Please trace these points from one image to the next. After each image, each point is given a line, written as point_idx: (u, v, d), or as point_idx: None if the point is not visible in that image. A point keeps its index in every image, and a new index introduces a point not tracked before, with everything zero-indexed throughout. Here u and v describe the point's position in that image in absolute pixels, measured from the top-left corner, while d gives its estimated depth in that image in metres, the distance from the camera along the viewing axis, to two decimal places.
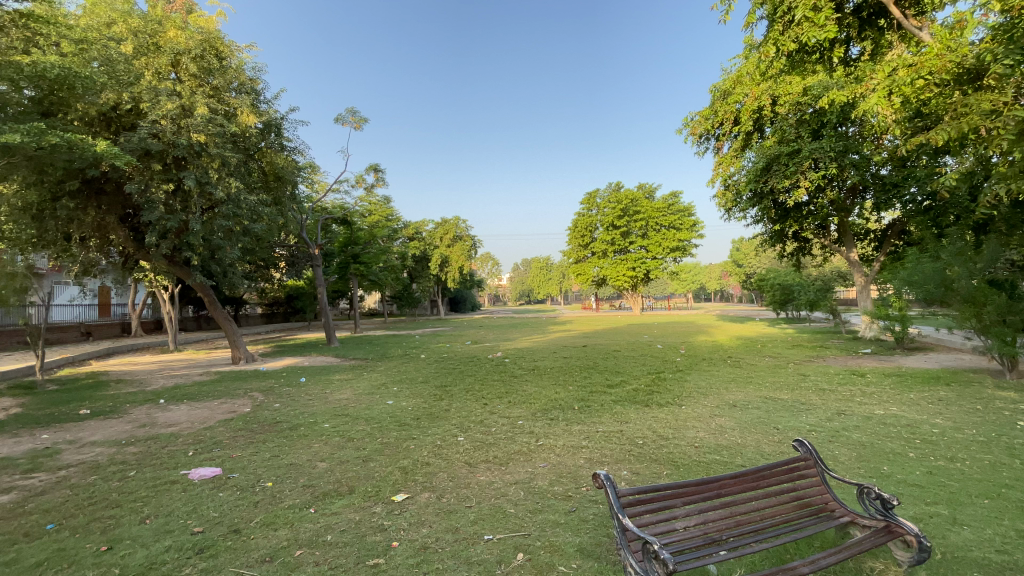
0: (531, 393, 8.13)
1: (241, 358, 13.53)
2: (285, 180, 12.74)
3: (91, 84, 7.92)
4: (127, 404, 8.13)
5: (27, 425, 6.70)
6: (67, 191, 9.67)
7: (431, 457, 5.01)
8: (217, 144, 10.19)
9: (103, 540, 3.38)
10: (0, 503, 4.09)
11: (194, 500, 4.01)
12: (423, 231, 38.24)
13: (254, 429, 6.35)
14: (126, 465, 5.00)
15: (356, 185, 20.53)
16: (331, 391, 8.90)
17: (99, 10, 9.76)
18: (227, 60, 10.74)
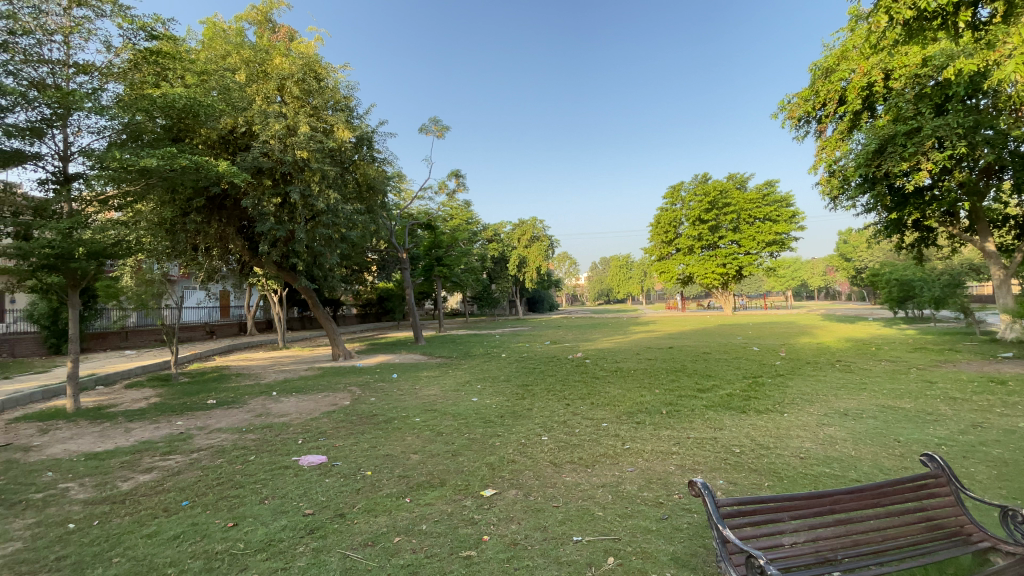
0: (616, 395, 7.95)
1: (341, 355, 14.66)
2: (377, 189, 13.57)
3: (211, 111, 9.00)
4: (246, 395, 9.14)
5: (166, 413, 7.75)
6: (196, 207, 11.07)
7: (517, 454, 5.08)
8: (318, 159, 11.12)
9: (229, 517, 3.80)
10: (148, 480, 4.77)
11: (304, 484, 4.41)
12: (503, 232, 38.96)
13: (353, 420, 6.84)
14: (246, 450, 5.60)
15: (439, 190, 21.37)
16: (420, 387, 9.35)
17: (217, 45, 10.94)
18: (326, 81, 11.63)
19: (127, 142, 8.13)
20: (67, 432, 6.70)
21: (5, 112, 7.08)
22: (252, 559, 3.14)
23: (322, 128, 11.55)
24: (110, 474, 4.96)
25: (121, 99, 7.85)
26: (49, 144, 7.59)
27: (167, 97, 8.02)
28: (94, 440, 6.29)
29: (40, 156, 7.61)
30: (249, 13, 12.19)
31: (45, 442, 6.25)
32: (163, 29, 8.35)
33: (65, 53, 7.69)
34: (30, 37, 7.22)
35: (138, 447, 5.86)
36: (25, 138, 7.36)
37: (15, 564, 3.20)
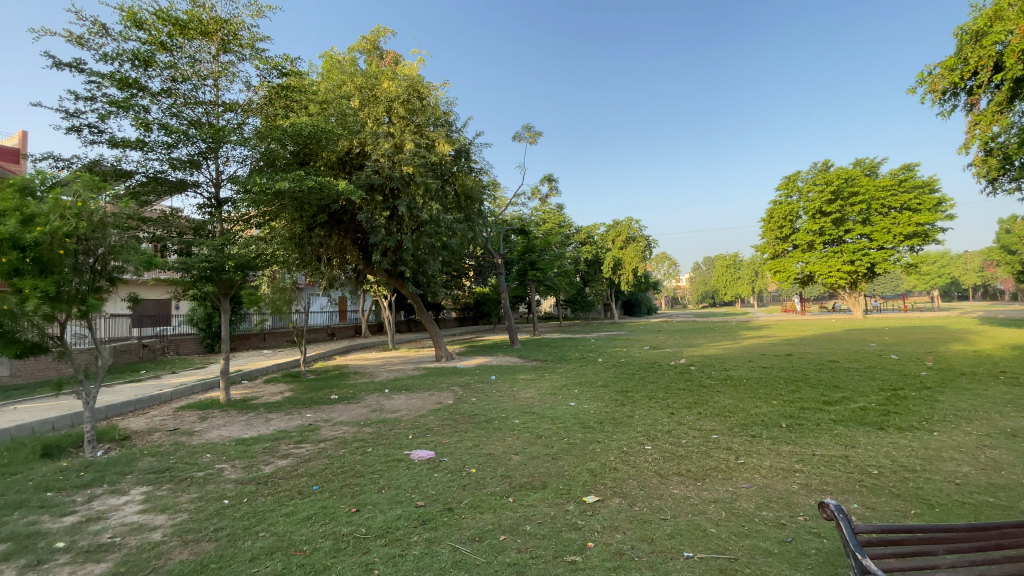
0: (726, 405, 7.45)
1: (443, 356, 15.41)
2: (474, 199, 14.11)
3: (330, 136, 10.02)
4: (362, 392, 9.99)
5: (298, 406, 8.74)
6: (319, 223, 12.37)
7: (619, 462, 4.97)
8: (422, 174, 11.87)
9: (352, 503, 4.17)
10: (285, 464, 5.41)
11: (416, 477, 4.71)
12: (597, 234, 38.52)
13: (457, 419, 7.18)
14: (364, 442, 6.12)
15: (533, 196, 21.66)
16: (519, 389, 9.53)
17: (333, 75, 12.10)
18: (427, 99, 12.35)
19: (263, 167, 9.34)
20: (222, 420, 7.84)
21: (172, 148, 8.48)
22: (373, 544, 3.41)
23: (425, 144, 12.28)
24: (255, 458, 5.70)
25: (258, 131, 9.03)
26: (204, 173, 8.95)
27: (294, 125, 9.08)
28: (242, 427, 7.29)
29: (198, 184, 9.00)
30: (360, 44, 13.36)
31: (205, 428, 7.36)
32: (290, 66, 9.48)
33: (215, 94, 9.03)
34: (188, 83, 8.63)
35: (276, 435, 6.67)
36: (187, 169, 8.75)
37: (185, 532, 3.79)
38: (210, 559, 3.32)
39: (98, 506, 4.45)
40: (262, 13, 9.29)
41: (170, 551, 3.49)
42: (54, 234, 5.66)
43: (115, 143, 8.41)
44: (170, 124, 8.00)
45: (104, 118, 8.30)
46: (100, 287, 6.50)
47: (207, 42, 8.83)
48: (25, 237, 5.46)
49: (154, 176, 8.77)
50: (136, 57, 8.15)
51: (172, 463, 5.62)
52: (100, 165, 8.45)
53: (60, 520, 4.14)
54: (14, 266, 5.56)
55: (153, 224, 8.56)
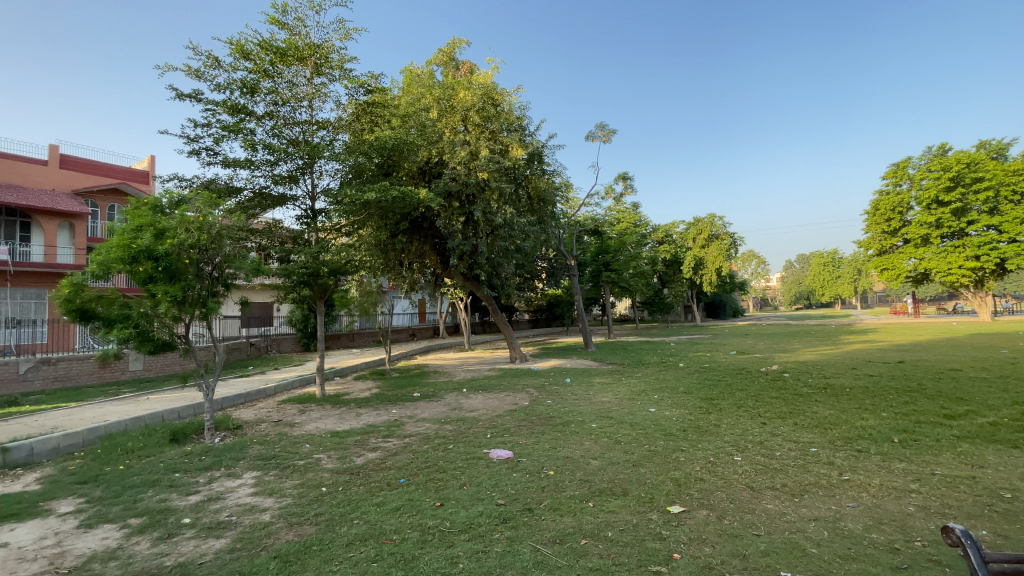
0: (826, 416, 6.84)
1: (518, 358, 15.57)
2: (547, 201, 14.15)
3: (411, 147, 10.55)
4: (442, 390, 10.37)
5: (383, 402, 9.26)
6: (402, 230, 13.03)
7: (706, 473, 4.74)
8: (496, 178, 12.09)
9: (437, 497, 4.35)
10: (375, 457, 5.77)
11: (496, 476, 4.81)
12: (675, 233, 37.11)
13: (534, 420, 7.24)
14: (445, 439, 6.36)
15: (607, 195, 21.29)
16: (595, 393, 9.42)
17: (412, 89, 12.66)
18: (501, 105, 12.55)
19: (352, 178, 10.05)
20: (318, 413, 8.52)
21: (274, 165, 9.34)
22: (457, 538, 3.53)
23: (499, 149, 12.54)
24: (347, 450, 6.13)
25: (347, 146, 9.73)
26: (301, 186, 9.80)
27: (379, 139, 9.67)
28: (336, 421, 7.87)
29: (296, 198, 9.86)
30: (436, 57, 13.92)
31: (304, 420, 8.03)
32: (375, 83, 10.14)
33: (310, 114, 9.84)
34: (287, 106, 9.50)
35: (365, 429, 7.13)
36: (286, 184, 9.60)
37: (290, 515, 4.16)
38: (311, 541, 3.62)
39: (217, 487, 5.01)
40: (349, 36, 10.01)
41: (276, 532, 3.85)
42: (180, 245, 6.46)
43: (227, 162, 9.44)
44: (272, 144, 8.84)
45: (218, 141, 9.35)
46: (217, 291, 7.31)
47: (303, 66, 9.65)
48: (158, 249, 6.27)
49: (259, 191, 9.72)
50: (244, 85, 9.08)
51: (277, 452, 6.20)
52: (216, 183, 9.53)
53: (187, 498, 4.72)
54: (149, 274, 6.40)
55: (259, 235, 9.51)
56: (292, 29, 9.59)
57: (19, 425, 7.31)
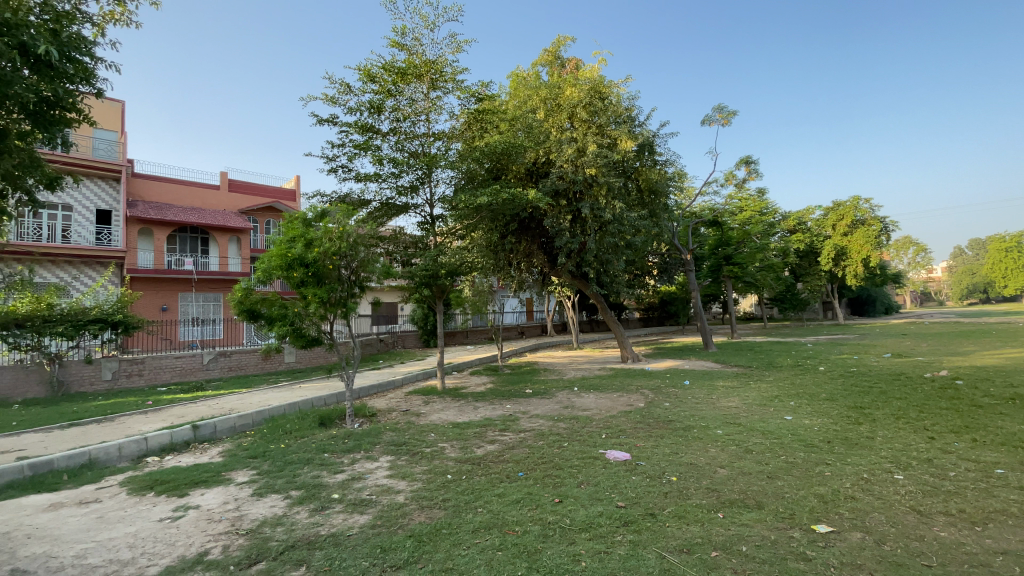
0: (1017, 432, 5.65)
1: (630, 357, 15.15)
2: (659, 193, 13.63)
3: (519, 149, 10.80)
4: (555, 388, 10.45)
5: (499, 397, 9.62)
6: (511, 231, 13.39)
7: (857, 491, 4.18)
8: (605, 174, 11.83)
9: (555, 493, 4.40)
10: (494, 449, 6.01)
11: (614, 477, 4.73)
12: (808, 220, 33.33)
13: (651, 423, 6.98)
14: (560, 436, 6.41)
15: (727, 182, 19.80)
16: (718, 397, 8.81)
17: (520, 92, 12.89)
18: (609, 98, 12.34)
19: (465, 184, 10.58)
20: (440, 405, 9.12)
21: (398, 176, 10.14)
22: (578, 536, 3.54)
23: (607, 143, 12.28)
24: (467, 441, 6.47)
25: (460, 153, 10.25)
26: (421, 195, 10.55)
27: (490, 144, 10.03)
28: (456, 413, 8.35)
29: (417, 206, 10.63)
30: (542, 57, 14.04)
31: (428, 411, 8.63)
32: (485, 91, 10.58)
33: (428, 127, 10.53)
34: (408, 121, 10.28)
35: (483, 422, 7.47)
36: (408, 194, 10.40)
37: (421, 498, 4.51)
38: (441, 525, 3.88)
39: (358, 468, 5.60)
40: (461, 48, 10.52)
41: (410, 513, 4.19)
42: (325, 253, 7.34)
43: (359, 177, 10.46)
44: (396, 158, 9.62)
45: (352, 158, 10.40)
46: (354, 292, 8.16)
47: (420, 82, 10.35)
48: (308, 257, 7.19)
49: (385, 202, 10.64)
50: (371, 105, 9.99)
51: (406, 439, 6.74)
52: (350, 197, 10.62)
53: (334, 476, 5.34)
54: (302, 279, 7.36)
55: (387, 242, 10.43)
56: (410, 49, 10.34)
57: (208, 407, 8.83)
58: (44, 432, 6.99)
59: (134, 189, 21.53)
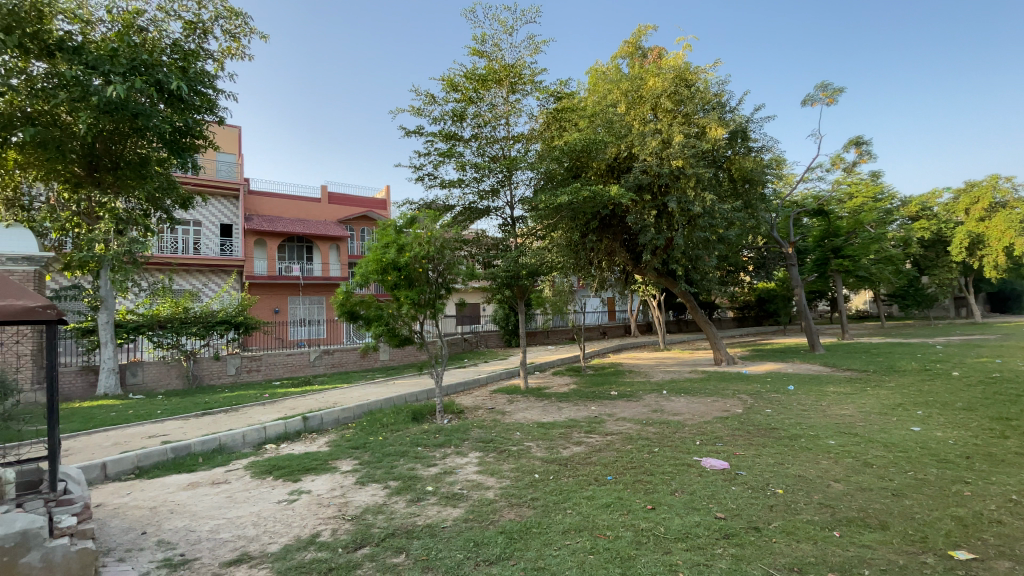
0: None
1: (723, 360, 14.27)
2: (754, 182, 12.75)
3: (600, 145, 10.59)
4: (642, 391, 10.11)
5: (584, 398, 9.51)
6: (592, 229, 13.11)
7: (1007, 515, 3.58)
8: (692, 165, 11.20)
9: (647, 499, 4.26)
10: (581, 451, 5.95)
11: (710, 487, 4.47)
12: (934, 205, 29.33)
13: (751, 431, 6.50)
14: (650, 441, 6.18)
15: (833, 167, 18.00)
16: (829, 404, 8.00)
17: (600, 87, 12.67)
18: (695, 85, 11.77)
19: (545, 184, 10.59)
20: (525, 404, 9.20)
21: (480, 181, 10.39)
22: (674, 546, 3.39)
23: (694, 132, 11.64)
24: (554, 441, 6.46)
25: (539, 154, 10.30)
26: (502, 198, 10.74)
27: (569, 143, 9.95)
28: (540, 413, 8.37)
29: (498, 208, 10.83)
30: (621, 50, 13.70)
31: (513, 410, 8.76)
32: (564, 90, 10.57)
33: (508, 130, 10.68)
34: (488, 126, 10.48)
35: (569, 423, 7.42)
36: (490, 197, 10.63)
37: (510, 495, 4.58)
38: (531, 523, 3.90)
39: (449, 462, 5.82)
40: (539, 49, 10.56)
41: (500, 509, 4.27)
42: (415, 257, 7.74)
43: (443, 184, 10.88)
44: (478, 163, 9.89)
45: (436, 166, 10.83)
46: (441, 294, 8.49)
47: (500, 87, 10.55)
48: (400, 261, 7.62)
49: (468, 206, 10.96)
50: (454, 114, 10.33)
51: (493, 436, 6.88)
52: (436, 203, 11.09)
53: (428, 469, 5.59)
54: (395, 282, 7.80)
55: (471, 244, 10.68)
56: (490, 56, 10.57)
57: (314, 400, 9.65)
58: (183, 420, 8.06)
59: (251, 205, 24.12)
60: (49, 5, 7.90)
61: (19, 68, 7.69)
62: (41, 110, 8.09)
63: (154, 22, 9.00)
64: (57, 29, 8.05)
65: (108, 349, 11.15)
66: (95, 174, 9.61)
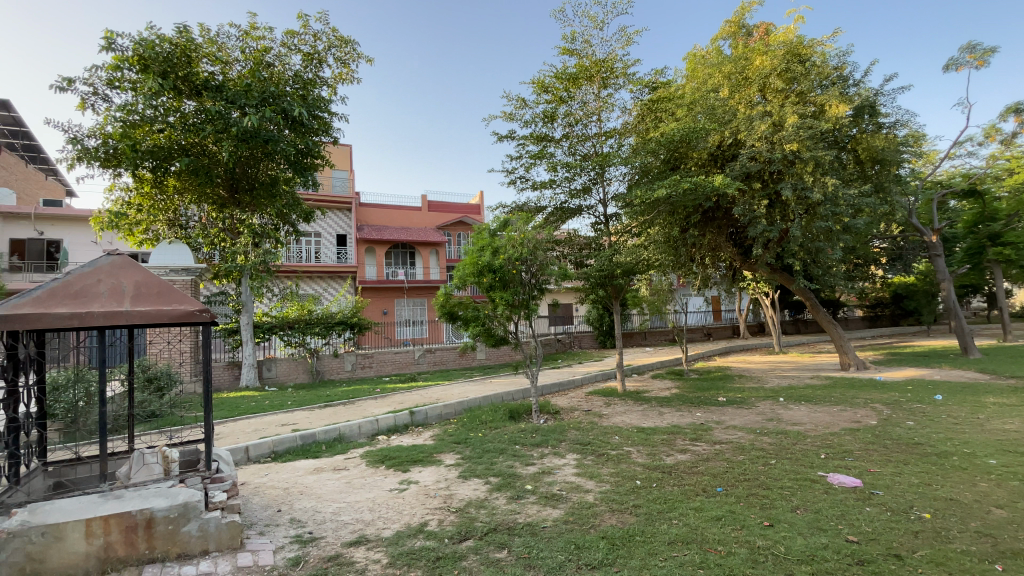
0: None
1: (851, 365, 12.72)
2: (887, 161, 11.27)
3: (700, 133, 9.96)
4: (754, 397, 9.33)
5: (688, 403, 8.99)
6: (693, 224, 12.35)
7: None
8: (810, 148, 10.10)
9: (764, 515, 3.90)
10: (686, 459, 5.63)
11: (840, 506, 3.98)
12: None
13: (888, 445, 5.68)
14: (766, 452, 5.65)
15: (987, 138, 15.27)
16: (991, 418, 6.76)
17: (698, 73, 11.96)
18: (810, 60, 10.69)
19: (640, 178, 10.25)
20: (623, 407, 8.92)
21: (572, 180, 10.31)
22: (796, 567, 3.07)
23: (811, 111, 10.68)
24: (656, 447, 6.19)
25: (633, 148, 10.00)
26: (594, 196, 10.57)
27: (665, 134, 9.51)
28: (640, 417, 8.07)
29: (591, 207, 10.67)
30: (723, 30, 12.81)
31: (610, 413, 8.54)
32: (659, 79, 10.16)
33: (599, 126, 10.47)
34: (579, 124, 10.37)
35: (671, 429, 7.06)
36: (582, 196, 10.50)
37: (611, 500, 4.45)
38: (635, 531, 3.76)
39: (547, 462, 5.82)
40: (631, 40, 10.24)
41: (601, 514, 4.17)
42: (510, 259, 7.90)
43: (535, 186, 10.96)
44: (570, 162, 9.81)
45: (528, 168, 10.95)
46: (535, 295, 8.54)
47: (591, 83, 10.38)
48: (495, 263, 7.80)
49: (560, 206, 10.94)
50: (545, 115, 10.35)
51: (591, 439, 6.75)
52: (528, 205, 11.21)
53: (527, 468, 5.63)
54: (490, 284, 7.98)
55: (563, 244, 10.66)
56: (581, 53, 10.45)
57: (418, 396, 10.23)
58: (308, 410, 8.98)
59: (362, 216, 26.29)
60: (195, 51, 9.35)
61: (174, 107, 9.25)
62: (192, 142, 9.64)
63: (279, 56, 10.16)
64: (202, 71, 9.47)
65: (248, 346, 12.78)
66: (236, 196, 11.03)
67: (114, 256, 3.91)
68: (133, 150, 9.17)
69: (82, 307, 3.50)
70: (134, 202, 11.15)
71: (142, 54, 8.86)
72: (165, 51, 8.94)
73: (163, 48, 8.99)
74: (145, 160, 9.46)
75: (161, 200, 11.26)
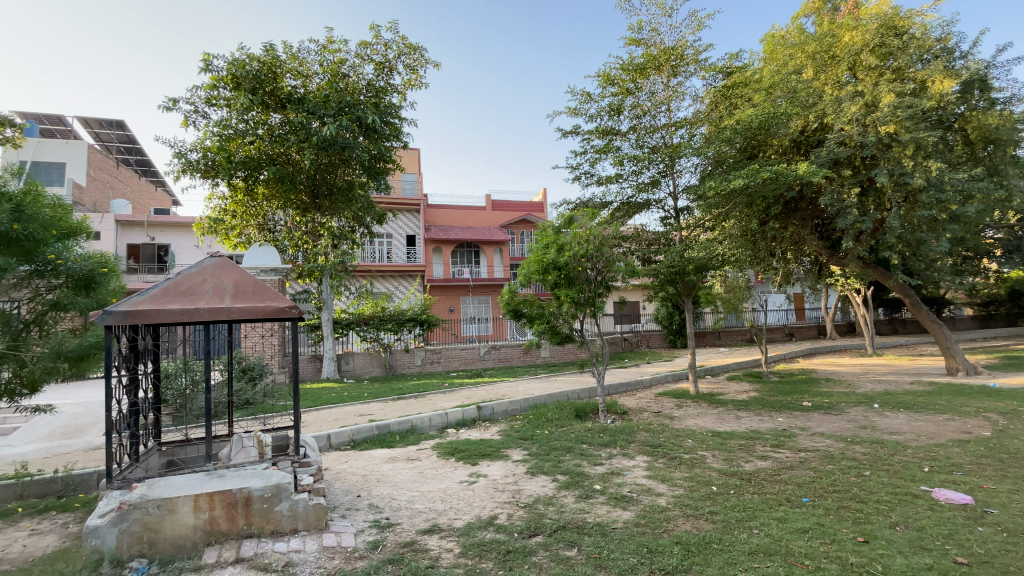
0: None
1: (959, 369, 11.38)
2: (1003, 140, 9.97)
3: (781, 119, 9.30)
4: (843, 403, 8.61)
5: (767, 407, 8.47)
6: (774, 216, 11.62)
7: None
8: (910, 129, 9.17)
9: (857, 530, 3.59)
10: (766, 466, 5.31)
11: (948, 524, 3.58)
12: None
13: (1006, 460, 5.03)
14: (858, 463, 5.20)
15: None
16: None
17: (777, 54, 11.20)
18: (908, 32, 9.67)
19: (713, 169, 9.77)
20: (696, 410, 8.55)
21: (640, 173, 10.02)
22: None
23: (910, 89, 9.66)
24: (733, 452, 5.88)
25: (706, 137, 9.54)
26: (663, 189, 10.21)
27: (742, 121, 8.96)
28: (715, 420, 7.70)
29: (660, 201, 10.32)
30: (805, 7, 11.89)
31: (682, 415, 8.22)
32: (734, 64, 9.63)
33: (668, 116, 10.10)
34: (648, 116, 10.06)
35: (749, 434, 6.68)
36: (650, 189, 10.18)
37: (685, 505, 4.29)
38: (711, 538, 3.60)
39: (616, 463, 5.71)
40: (703, 24, 9.77)
41: (674, 519, 4.03)
42: (575, 256, 7.83)
43: (600, 181, 10.76)
44: (638, 155, 9.54)
45: (594, 163, 10.77)
46: (601, 292, 8.40)
47: (660, 72, 10.04)
48: (560, 260, 7.77)
49: (628, 201, 10.68)
50: (611, 108, 10.13)
51: (663, 441, 6.54)
52: (593, 201, 11.04)
53: (596, 467, 5.57)
54: (555, 281, 7.95)
55: (630, 241, 10.39)
56: (648, 42, 10.13)
57: (485, 392, 10.41)
58: (383, 403, 9.43)
59: (429, 217, 27.14)
60: (280, 67, 10.09)
61: (262, 120, 10.10)
62: (279, 151, 10.43)
63: (354, 67, 10.72)
64: (286, 85, 10.19)
65: (328, 341, 13.63)
66: (317, 201, 11.78)
67: (216, 257, 4.32)
68: (229, 161, 10.06)
69: (191, 304, 3.89)
70: (229, 209, 12.23)
71: (235, 73, 9.72)
72: (254, 69, 9.75)
73: (252, 66, 9.79)
74: (239, 170, 10.37)
75: (253, 207, 12.27)
